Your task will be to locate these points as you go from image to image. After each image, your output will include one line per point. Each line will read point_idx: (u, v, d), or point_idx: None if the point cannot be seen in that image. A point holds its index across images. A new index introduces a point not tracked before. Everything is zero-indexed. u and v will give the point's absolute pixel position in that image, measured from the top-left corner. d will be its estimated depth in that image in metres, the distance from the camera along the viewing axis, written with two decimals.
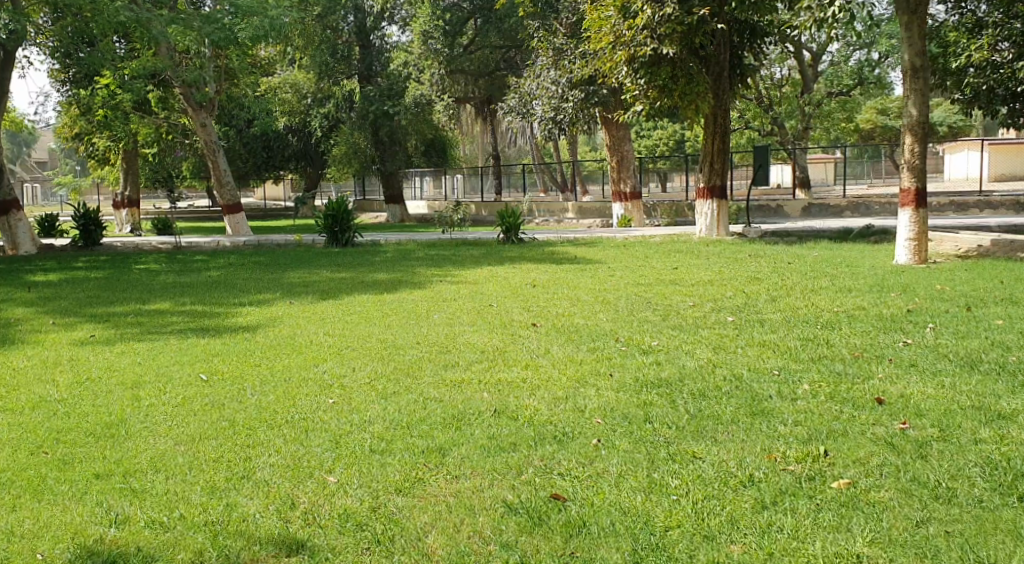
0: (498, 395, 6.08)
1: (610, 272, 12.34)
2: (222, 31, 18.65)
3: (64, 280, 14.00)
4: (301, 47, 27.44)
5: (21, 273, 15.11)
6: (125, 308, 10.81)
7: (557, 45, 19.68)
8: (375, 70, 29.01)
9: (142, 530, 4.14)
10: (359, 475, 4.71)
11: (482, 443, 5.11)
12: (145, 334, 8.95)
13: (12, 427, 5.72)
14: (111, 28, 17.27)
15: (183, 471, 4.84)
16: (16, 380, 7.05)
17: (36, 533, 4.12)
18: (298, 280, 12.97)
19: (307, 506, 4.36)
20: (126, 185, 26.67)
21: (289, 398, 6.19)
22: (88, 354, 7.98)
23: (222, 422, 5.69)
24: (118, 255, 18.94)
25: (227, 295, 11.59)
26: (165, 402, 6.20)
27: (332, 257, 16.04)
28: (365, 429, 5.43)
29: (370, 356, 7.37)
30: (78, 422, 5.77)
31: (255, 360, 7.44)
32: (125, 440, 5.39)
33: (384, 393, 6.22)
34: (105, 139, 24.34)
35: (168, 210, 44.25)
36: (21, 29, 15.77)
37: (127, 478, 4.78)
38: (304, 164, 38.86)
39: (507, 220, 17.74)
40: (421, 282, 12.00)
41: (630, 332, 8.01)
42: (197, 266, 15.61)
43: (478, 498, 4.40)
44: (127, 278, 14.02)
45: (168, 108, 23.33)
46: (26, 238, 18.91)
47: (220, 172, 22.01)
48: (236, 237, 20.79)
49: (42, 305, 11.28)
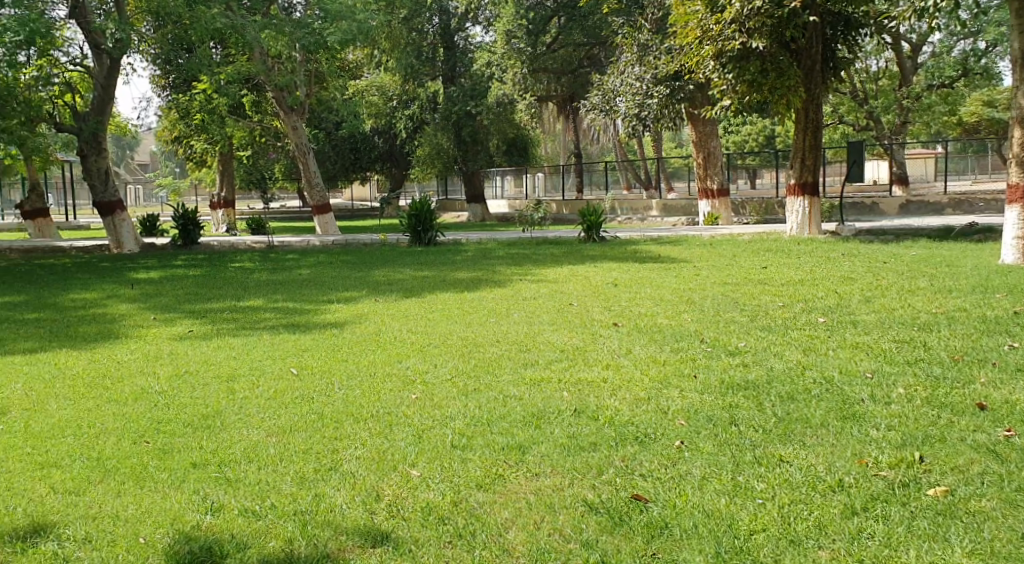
0: (578, 394, 6.04)
1: (696, 272, 12.14)
2: (313, 35, 19.10)
3: (164, 277, 14.56)
4: (388, 49, 27.83)
5: (126, 271, 15.80)
6: (220, 304, 11.16)
7: (642, 40, 19.43)
8: (459, 70, 29.18)
9: (236, 518, 4.26)
10: (440, 470, 4.74)
11: (562, 441, 5.09)
12: (238, 330, 9.21)
13: (116, 418, 5.96)
14: (210, 34, 17.90)
15: (274, 462, 4.96)
16: (121, 372, 7.36)
17: (139, 519, 4.28)
18: (383, 278, 13.16)
19: (391, 498, 4.42)
20: (223, 187, 27.54)
21: (374, 393, 6.29)
22: (186, 349, 8.27)
23: (311, 415, 5.82)
24: (215, 254, 19.62)
25: (315, 293, 11.86)
26: (257, 395, 6.37)
27: (417, 256, 16.20)
28: (447, 426, 5.46)
29: (452, 354, 7.42)
30: (177, 413, 5.98)
31: (343, 356, 7.57)
32: (220, 431, 5.56)
33: (464, 390, 6.24)
34: (203, 143, 25.20)
35: (262, 211, 45.67)
36: (126, 37, 16.49)
37: (222, 467, 4.94)
38: (390, 165, 39.50)
39: (589, 218, 17.60)
40: (502, 282, 12.03)
41: (715, 332, 7.85)
42: (288, 265, 16.01)
43: (559, 496, 4.38)
44: (221, 276, 14.44)
45: (262, 112, 24.32)
46: (129, 237, 19.82)
47: (309, 174, 22.58)
48: (325, 237, 21.27)
49: (143, 301, 11.75)
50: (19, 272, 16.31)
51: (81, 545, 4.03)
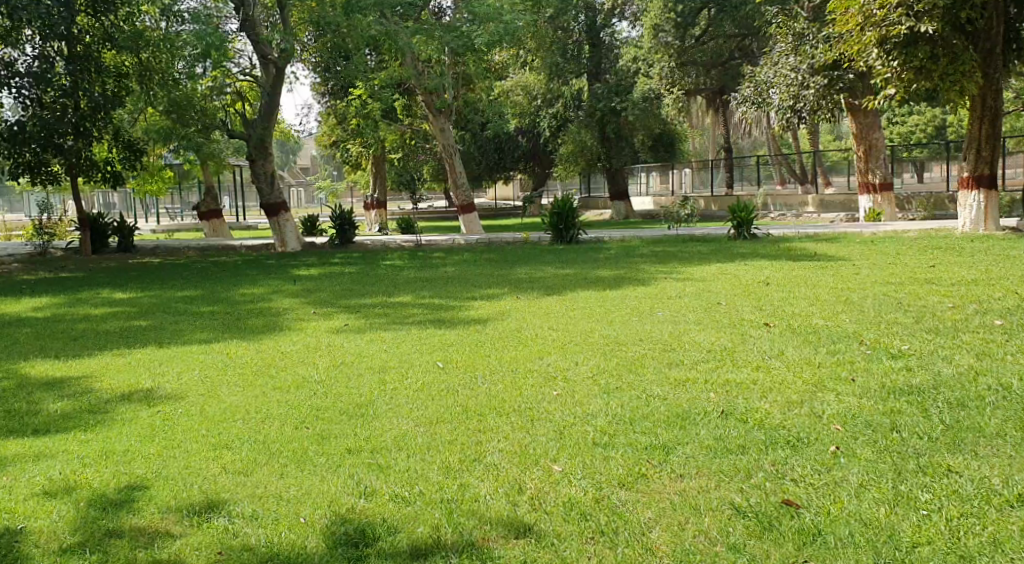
0: (725, 395, 5.87)
1: (855, 271, 11.59)
2: (461, 39, 19.43)
3: (321, 274, 15.25)
4: (534, 49, 28.01)
5: (287, 267, 16.66)
6: (372, 300, 11.57)
7: (798, 29, 18.70)
8: (603, 67, 29.39)
9: (387, 503, 4.39)
10: (583, 466, 4.72)
11: (708, 443, 4.96)
12: (389, 324, 9.50)
13: (279, 404, 6.27)
14: (365, 42, 18.64)
15: (422, 451, 5.08)
16: (282, 362, 7.75)
17: (299, 499, 4.49)
18: (527, 276, 13.27)
19: (533, 491, 4.43)
20: (375, 188, 28.51)
21: (516, 388, 6.34)
22: (341, 341, 8.63)
23: (456, 408, 5.93)
24: (368, 252, 20.40)
25: (462, 290, 12.06)
26: (407, 387, 6.56)
27: (561, 254, 16.25)
28: (589, 423, 5.43)
29: (595, 351, 7.38)
30: (334, 402, 6.24)
31: (487, 351, 7.68)
32: (372, 420, 5.76)
33: (607, 388, 6.20)
34: (357, 146, 26.22)
35: (411, 211, 47.08)
36: (290, 48, 17.63)
37: (375, 454, 5.10)
38: (534, 164, 39.85)
39: (739, 215, 17.15)
40: (647, 280, 11.85)
41: (876, 335, 7.45)
42: (435, 263, 16.42)
43: (705, 498, 4.26)
44: (374, 273, 14.97)
45: (412, 115, 25.06)
46: (292, 237, 20.87)
47: (455, 174, 23.08)
48: (470, 236, 21.66)
49: (303, 296, 12.33)
50: (193, 268, 17.50)
51: (247, 521, 4.26)
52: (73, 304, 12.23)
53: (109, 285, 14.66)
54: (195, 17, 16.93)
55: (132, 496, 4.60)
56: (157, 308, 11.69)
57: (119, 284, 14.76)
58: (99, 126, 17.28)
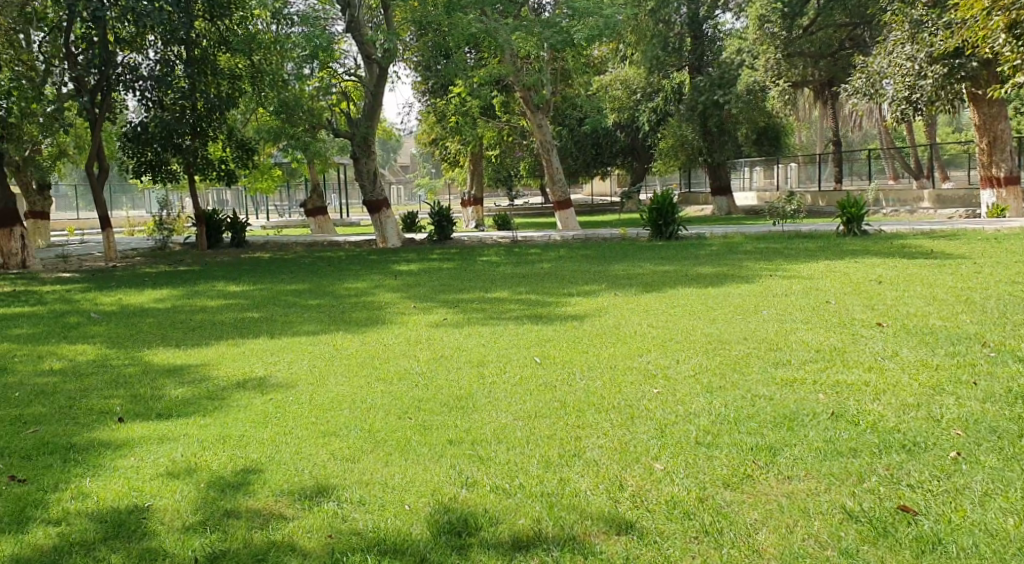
0: (835, 397, 5.69)
1: (974, 269, 11.07)
2: (561, 34, 19.45)
3: (421, 270, 15.50)
4: (634, 43, 27.72)
5: (388, 263, 17.01)
6: (470, 295, 11.69)
7: (916, 16, 17.83)
8: (705, 60, 28.77)
9: (489, 494, 4.42)
10: (686, 465, 4.65)
11: (817, 445, 4.81)
12: (488, 319, 9.58)
13: (382, 395, 6.41)
14: (466, 40, 18.83)
15: (521, 445, 5.10)
16: (385, 354, 7.92)
17: (403, 487, 4.56)
18: (625, 272, 13.17)
19: (635, 489, 4.39)
20: (473, 185, 28.71)
21: (616, 385, 6.29)
22: (441, 335, 8.75)
23: (555, 402, 5.93)
24: (466, 248, 20.63)
25: (560, 286, 12.05)
26: (506, 380, 6.60)
27: (660, 251, 16.06)
28: (691, 422, 5.34)
29: (696, 350, 7.27)
30: (434, 393, 6.33)
31: (586, 347, 7.66)
32: (472, 412, 5.81)
33: (709, 387, 6.08)
34: (456, 142, 26.54)
35: (507, 207, 47.39)
36: (393, 48, 17.94)
37: (475, 446, 5.15)
38: (631, 160, 39.51)
39: (849, 210, 16.63)
40: (749, 277, 11.57)
41: (1000, 336, 7.09)
42: (533, 259, 16.47)
43: (814, 501, 4.14)
44: (472, 269, 15.12)
45: (510, 112, 25.21)
46: (393, 233, 21.34)
47: (553, 170, 23.12)
48: (567, 232, 21.65)
49: (403, 291, 12.56)
50: (299, 263, 18.07)
51: (354, 506, 4.36)
52: (188, 296, 12.77)
53: (221, 278, 15.25)
54: (303, 19, 17.64)
55: (247, 480, 4.78)
56: (266, 300, 12.09)
57: (231, 277, 15.33)
58: (214, 126, 18.20)
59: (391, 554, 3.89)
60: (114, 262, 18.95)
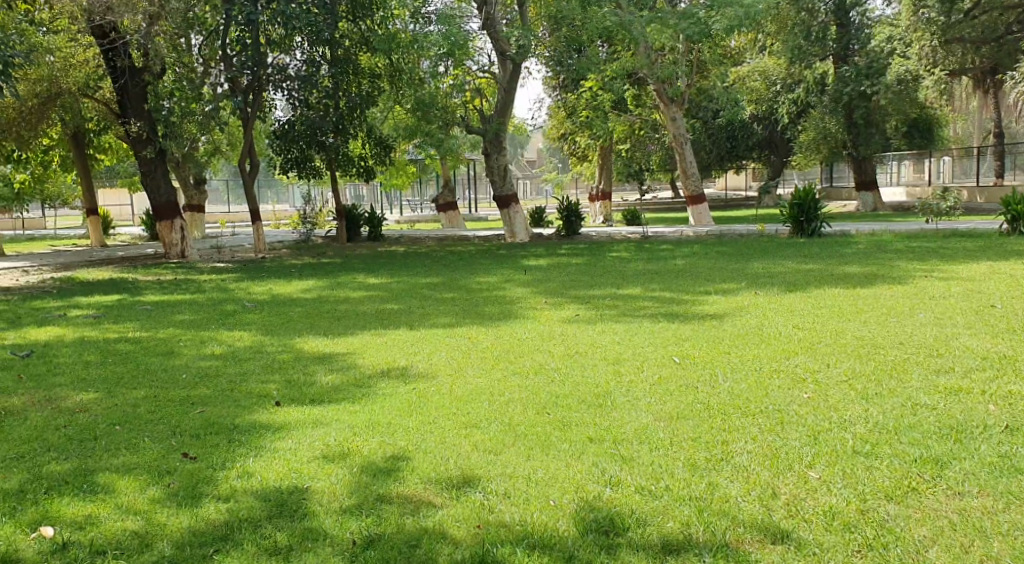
0: (1008, 409, 5.33)
1: None
2: (698, 25, 19.01)
3: (552, 265, 15.55)
4: (774, 33, 26.82)
5: (519, 257, 17.17)
6: (603, 291, 11.63)
7: None
8: (852, 49, 27.43)
9: (634, 494, 4.37)
10: (844, 475, 4.45)
11: (990, 460, 4.53)
12: (623, 316, 9.52)
13: (519, 389, 6.45)
14: (599, 33, 18.72)
15: (665, 446, 5.01)
16: (521, 348, 7.98)
17: (547, 482, 4.57)
18: (764, 270, 12.79)
19: (788, 497, 4.25)
20: (602, 179, 28.53)
21: (762, 388, 6.10)
22: (575, 331, 8.74)
23: (698, 404, 5.80)
24: (596, 243, 20.57)
25: (696, 284, 11.83)
26: (645, 380, 6.51)
27: (801, 248, 15.52)
28: (846, 429, 5.12)
29: (846, 354, 6.97)
30: (572, 390, 6.32)
31: (727, 348, 7.48)
32: (611, 410, 5.77)
33: (865, 394, 5.81)
34: (587, 137, 26.47)
35: (638, 201, 46.92)
36: (528, 43, 18.08)
37: (617, 444, 5.10)
38: (767, 153, 38.35)
39: (1013, 206, 15.56)
40: (900, 277, 11.01)
41: None
42: (665, 255, 16.24)
43: (991, 521, 3.90)
44: (603, 264, 15.05)
45: (641, 105, 24.96)
46: (521, 228, 21.53)
47: (686, 164, 22.74)
48: (701, 228, 21.23)
49: (535, 286, 12.62)
50: (433, 256, 18.48)
51: (500, 498, 4.41)
52: (332, 287, 13.27)
53: (362, 270, 15.77)
54: (441, 19, 17.81)
55: (396, 466, 4.92)
56: (403, 293, 12.41)
57: (370, 270, 15.84)
58: (355, 125, 18.84)
59: (539, 549, 3.91)
60: (263, 253, 19.89)
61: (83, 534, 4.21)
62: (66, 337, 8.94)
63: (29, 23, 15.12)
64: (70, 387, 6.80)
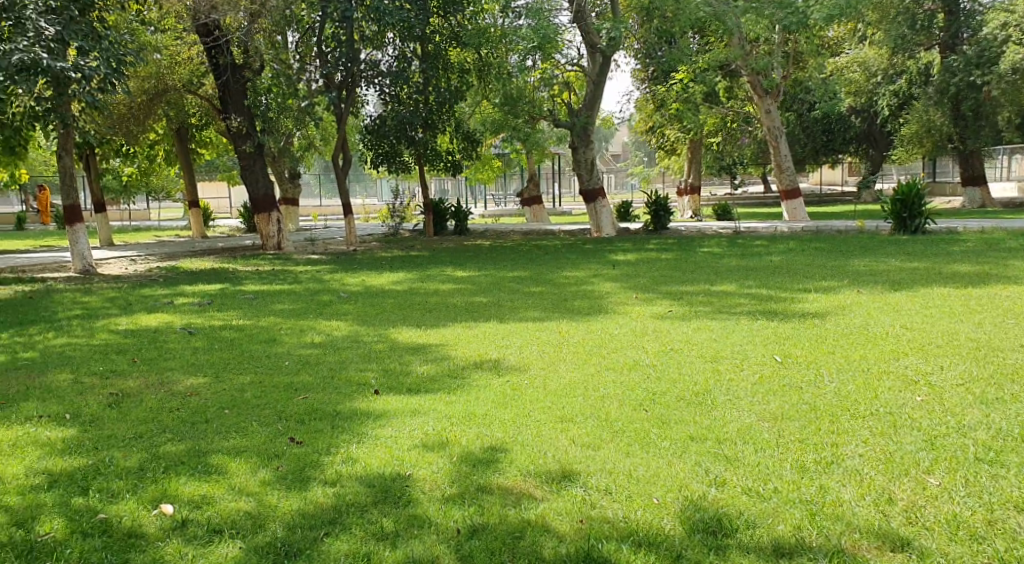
0: None
1: None
2: (795, 15, 18.32)
3: (642, 260, 15.38)
4: (876, 22, 25.91)
5: (608, 252, 17.05)
6: (695, 287, 11.44)
7: None
8: (960, 40, 26.46)
9: (741, 495, 4.27)
10: (966, 483, 4.26)
11: None
12: (717, 313, 9.33)
13: (616, 385, 6.38)
14: (692, 24, 18.41)
15: (771, 447, 4.88)
16: (614, 343, 7.90)
17: (650, 480, 4.51)
18: (866, 268, 12.36)
19: (907, 504, 4.09)
20: (692, 173, 28.10)
21: (871, 390, 5.89)
22: (669, 327, 8.61)
23: (803, 405, 5.63)
24: (686, 238, 20.27)
25: (793, 281, 11.51)
26: (745, 378, 6.36)
27: (904, 245, 14.95)
28: (966, 435, 4.90)
29: (960, 356, 6.67)
30: (670, 387, 6.22)
31: (831, 347, 7.25)
32: (712, 409, 5.65)
33: (984, 398, 5.55)
34: (677, 131, 26.12)
35: (728, 195, 46.05)
36: (621, 35, 17.89)
37: (720, 444, 4.99)
38: (866, 146, 37.11)
39: None
40: (1015, 277, 10.50)
41: None
42: (759, 251, 15.87)
43: None
44: (695, 260, 14.81)
45: (734, 97, 24.47)
46: (608, 223, 21.35)
47: (780, 158, 22.20)
48: (795, 225, 20.71)
49: (626, 281, 12.50)
50: (522, 250, 18.51)
51: (602, 494, 4.37)
52: (423, 280, 13.42)
53: (451, 264, 15.90)
54: (531, 13, 17.77)
55: (495, 457, 4.93)
56: (493, 286, 12.45)
57: (459, 263, 15.96)
58: (445, 119, 18.99)
59: (646, 546, 3.86)
60: (354, 246, 20.30)
61: (200, 513, 4.36)
62: (174, 324, 9.28)
63: (140, 23, 15.76)
64: (181, 371, 7.05)
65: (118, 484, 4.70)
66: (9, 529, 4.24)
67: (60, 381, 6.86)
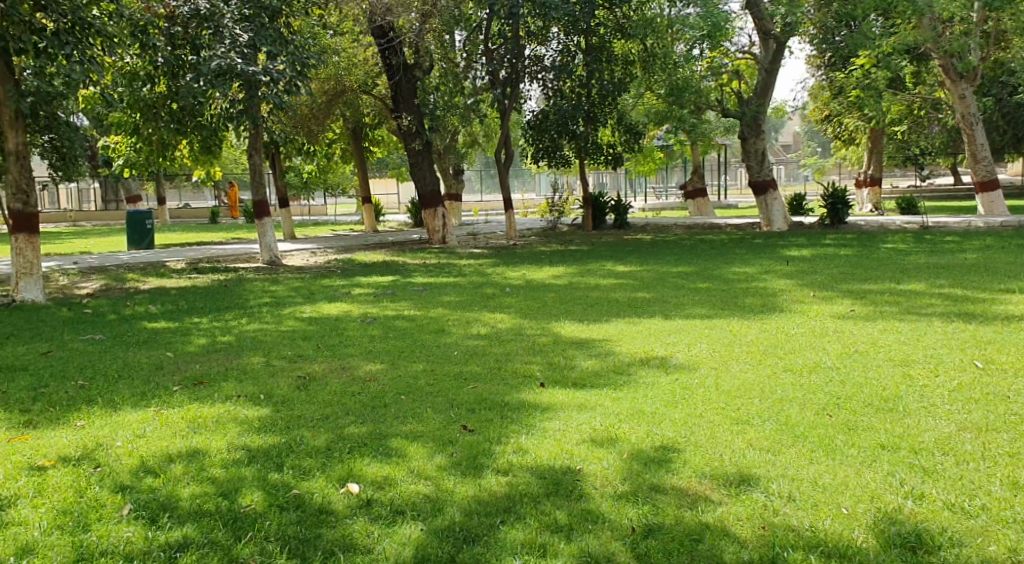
0: None
1: None
2: None
3: (818, 256, 14.69)
4: None
5: (781, 247, 16.41)
6: (878, 286, 10.80)
7: None
8: None
9: (942, 511, 3.99)
10: None
11: None
12: (905, 314, 8.77)
13: (796, 387, 6.11)
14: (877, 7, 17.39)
15: (975, 460, 4.53)
16: (790, 344, 7.56)
17: (838, 488, 4.28)
18: None
19: None
20: (872, 164, 26.62)
21: None
22: (851, 328, 8.17)
23: (1010, 417, 5.20)
24: (865, 233, 19.23)
25: (991, 280, 10.66)
26: (940, 385, 5.94)
27: None
28: None
29: None
30: (856, 391, 5.89)
31: None
32: (904, 416, 5.31)
33: None
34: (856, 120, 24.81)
35: (909, 189, 43.33)
36: (796, 20, 17.18)
37: (916, 454, 4.68)
38: None
39: None
40: None
41: None
42: (950, 248, 14.80)
43: None
44: (877, 257, 13.98)
45: (921, 82, 22.94)
46: (779, 217, 20.53)
47: (975, 147, 20.63)
48: (990, 219, 19.19)
49: (801, 278, 11.98)
50: (689, 245, 18.14)
51: (785, 500, 4.19)
52: (587, 274, 13.38)
53: (613, 258, 15.79)
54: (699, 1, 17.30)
55: (669, 457, 4.83)
56: (657, 281, 12.26)
57: (621, 257, 15.84)
58: (607, 112, 18.91)
59: (836, 558, 3.67)
60: (514, 241, 20.57)
61: (383, 494, 4.52)
62: (352, 313, 9.69)
63: (321, 27, 16.54)
64: (359, 358, 7.36)
65: (308, 462, 4.95)
66: (215, 498, 4.56)
67: (254, 363, 7.32)
